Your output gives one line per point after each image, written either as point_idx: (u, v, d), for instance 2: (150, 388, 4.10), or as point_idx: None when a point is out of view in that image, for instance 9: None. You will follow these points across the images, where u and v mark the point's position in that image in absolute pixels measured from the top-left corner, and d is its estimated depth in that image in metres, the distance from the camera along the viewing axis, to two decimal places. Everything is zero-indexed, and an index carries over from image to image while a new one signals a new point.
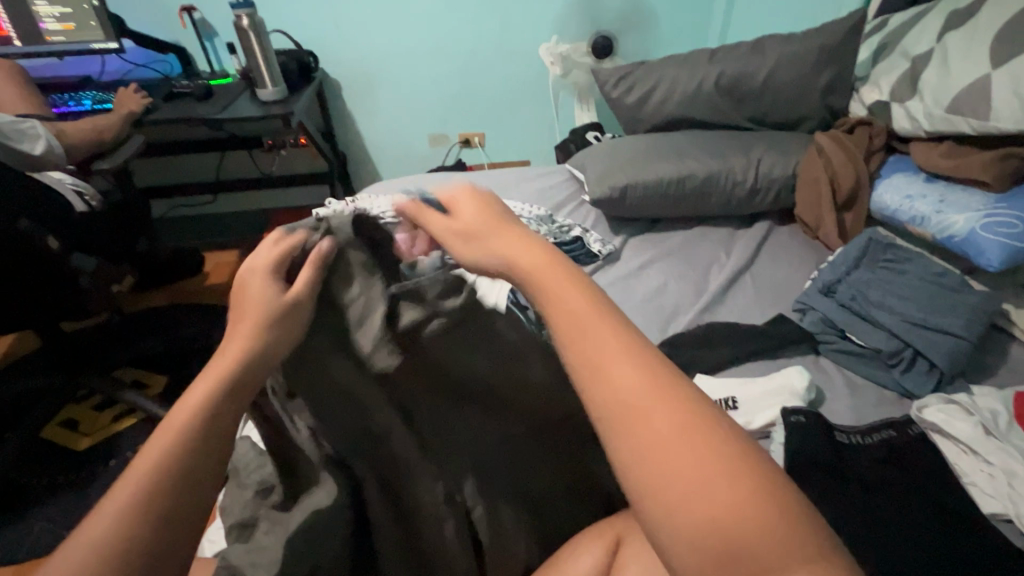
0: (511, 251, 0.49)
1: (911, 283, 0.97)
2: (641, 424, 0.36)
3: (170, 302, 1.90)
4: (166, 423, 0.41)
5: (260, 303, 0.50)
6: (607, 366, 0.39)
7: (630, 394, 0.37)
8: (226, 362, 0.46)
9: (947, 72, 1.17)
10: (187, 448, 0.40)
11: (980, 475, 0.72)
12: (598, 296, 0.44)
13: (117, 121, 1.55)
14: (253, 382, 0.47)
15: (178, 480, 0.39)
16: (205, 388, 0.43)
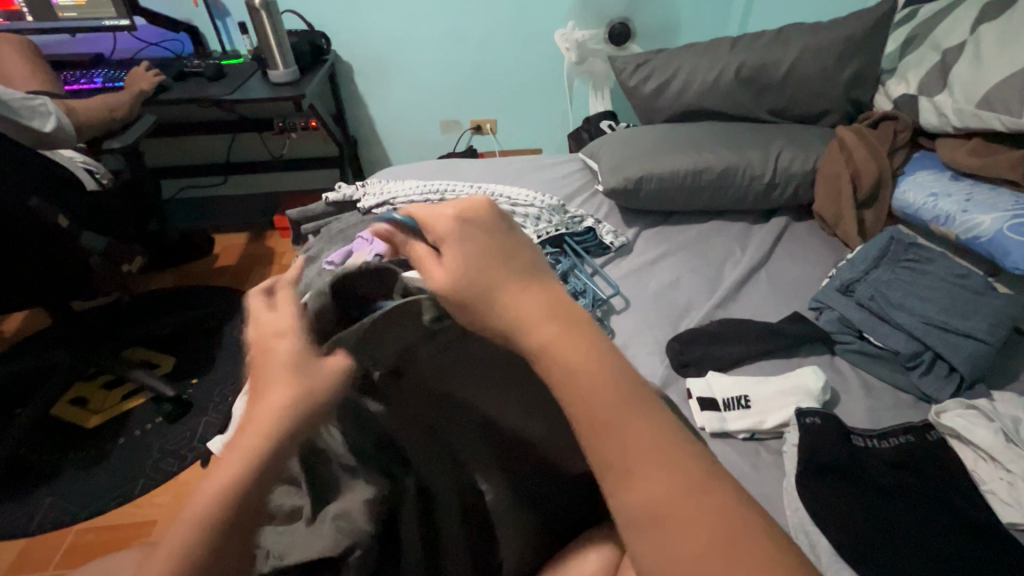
0: (518, 316, 0.47)
1: (934, 284, 0.95)
2: (642, 500, 0.39)
3: (179, 283, 1.90)
4: (189, 513, 0.41)
5: (290, 380, 0.45)
6: (609, 435, 0.40)
7: (644, 492, 0.39)
8: (264, 428, 0.43)
9: (980, 66, 1.13)
10: (210, 531, 0.41)
11: (998, 482, 0.70)
12: (616, 373, 0.43)
13: (128, 100, 1.54)
14: (279, 466, 0.44)
15: (207, 556, 0.40)
16: (233, 477, 0.42)
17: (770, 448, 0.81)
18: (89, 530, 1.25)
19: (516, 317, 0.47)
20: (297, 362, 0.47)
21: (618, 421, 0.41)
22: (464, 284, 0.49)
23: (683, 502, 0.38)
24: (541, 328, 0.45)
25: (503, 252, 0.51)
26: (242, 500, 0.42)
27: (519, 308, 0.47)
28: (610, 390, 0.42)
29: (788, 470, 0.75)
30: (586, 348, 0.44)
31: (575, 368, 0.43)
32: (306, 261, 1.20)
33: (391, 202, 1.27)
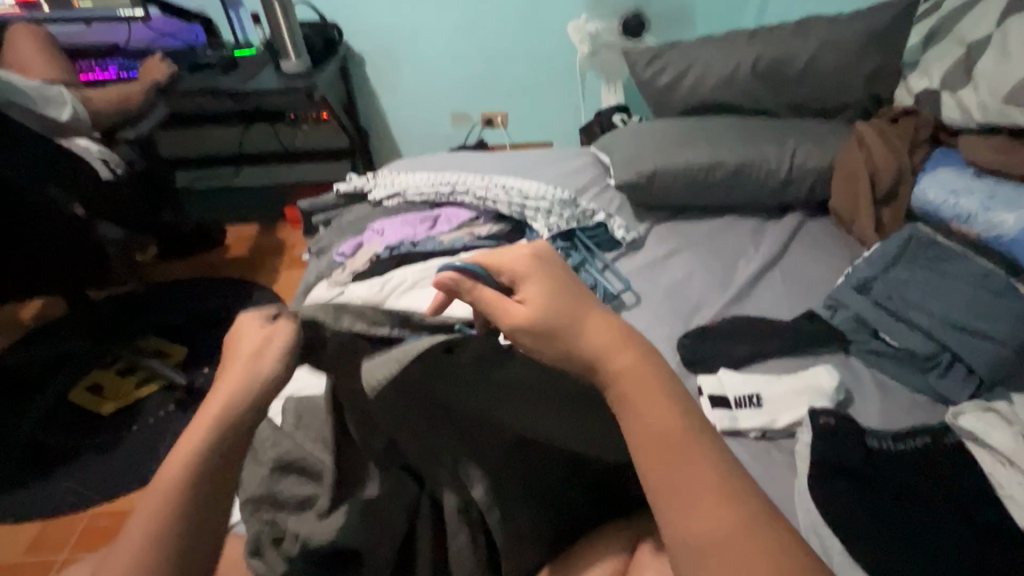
0: (595, 350, 0.46)
1: (954, 284, 0.93)
2: (700, 534, 0.38)
3: (191, 273, 1.92)
4: (157, 478, 0.43)
5: (244, 355, 0.49)
6: (678, 469, 0.40)
7: (708, 531, 0.38)
8: (220, 407, 0.46)
9: (1006, 61, 1.10)
10: (178, 496, 0.42)
11: (1017, 487, 0.69)
12: (688, 414, 0.43)
13: (142, 90, 1.55)
14: (245, 432, 0.46)
15: (181, 517, 0.41)
16: (195, 441, 0.44)
17: (782, 448, 0.80)
18: (102, 514, 1.27)
19: (595, 347, 0.46)
20: (258, 342, 0.50)
21: (690, 457, 0.40)
22: (539, 313, 0.49)
23: (750, 541, 0.37)
24: (619, 356, 0.45)
25: (571, 283, 0.52)
26: (221, 456, 0.44)
27: (586, 338, 0.47)
28: (677, 423, 0.42)
29: (800, 470, 0.74)
30: (656, 388, 0.44)
31: (644, 398, 0.43)
32: (317, 252, 1.20)
33: (402, 195, 1.27)
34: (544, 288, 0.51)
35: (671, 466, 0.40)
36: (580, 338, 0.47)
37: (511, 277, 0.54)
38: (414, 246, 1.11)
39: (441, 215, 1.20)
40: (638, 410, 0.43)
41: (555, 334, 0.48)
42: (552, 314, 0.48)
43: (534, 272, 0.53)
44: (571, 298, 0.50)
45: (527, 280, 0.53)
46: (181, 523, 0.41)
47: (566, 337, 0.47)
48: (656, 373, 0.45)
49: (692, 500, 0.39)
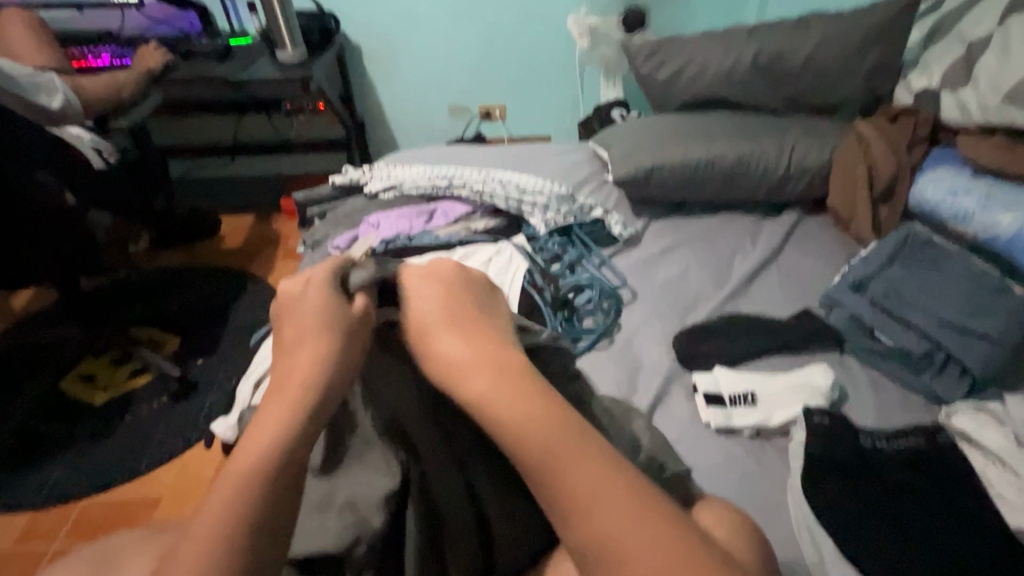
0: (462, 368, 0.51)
1: (950, 284, 0.92)
2: (604, 517, 0.41)
3: (184, 264, 1.90)
4: (245, 448, 0.46)
5: (320, 323, 0.53)
6: (560, 469, 0.43)
7: (601, 511, 0.41)
8: (303, 377, 0.50)
9: (1007, 60, 1.09)
10: (269, 462, 0.45)
11: (1008, 486, 0.69)
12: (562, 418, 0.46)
13: (136, 77, 1.53)
14: (327, 402, 0.50)
15: (272, 481, 0.44)
16: (283, 411, 0.48)
17: (777, 446, 0.80)
18: (94, 505, 1.27)
19: (462, 367, 0.51)
20: (325, 315, 0.54)
21: (565, 457, 0.44)
22: (429, 330, 0.54)
23: (642, 519, 0.40)
24: (482, 377, 0.49)
25: (465, 301, 0.57)
26: (308, 423, 0.48)
27: (450, 347, 0.52)
28: (550, 424, 0.46)
29: (794, 468, 0.74)
30: (529, 399, 0.47)
31: (506, 402, 0.47)
32: (312, 244, 1.19)
33: (398, 187, 1.25)
34: (440, 303, 0.56)
35: (551, 473, 0.44)
36: (447, 348, 0.52)
37: (416, 298, 0.58)
38: (410, 239, 1.10)
39: (437, 209, 1.19)
40: (500, 419, 0.47)
41: (431, 349, 0.54)
42: (433, 333, 0.54)
43: (435, 285, 0.58)
44: (463, 322, 0.54)
45: (426, 296, 0.57)
46: (269, 487, 0.44)
47: (438, 350, 0.53)
48: (530, 381, 0.49)
49: (590, 502, 0.42)
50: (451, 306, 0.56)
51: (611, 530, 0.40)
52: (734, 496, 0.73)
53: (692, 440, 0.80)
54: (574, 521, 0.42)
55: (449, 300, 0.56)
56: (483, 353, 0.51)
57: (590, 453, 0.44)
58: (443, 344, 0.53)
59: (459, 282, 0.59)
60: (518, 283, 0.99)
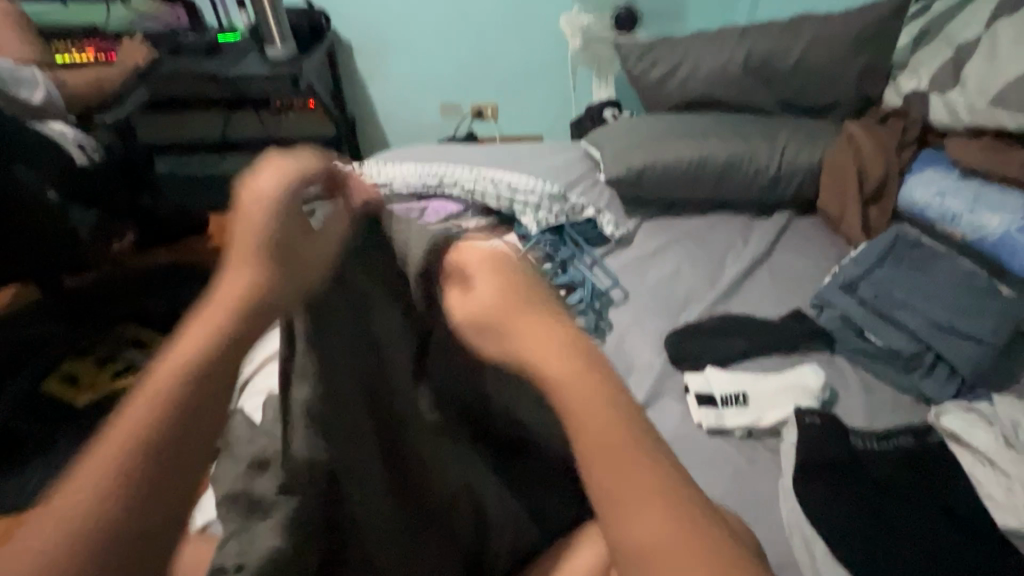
0: (532, 352, 0.43)
1: (940, 284, 0.93)
2: (642, 543, 0.39)
3: (171, 262, 1.87)
4: (142, 387, 0.36)
5: (249, 246, 0.41)
6: (609, 464, 0.40)
7: (650, 536, 0.39)
8: (208, 322, 0.38)
9: (994, 63, 1.10)
10: (160, 414, 0.35)
11: (996, 485, 0.70)
12: (631, 424, 0.42)
13: (120, 73, 1.50)
14: (233, 359, 0.38)
15: (158, 447, 0.34)
16: (182, 357, 0.37)
17: (767, 445, 0.80)
18: None
19: (528, 356, 0.44)
20: (262, 232, 0.41)
21: (616, 459, 0.41)
22: (488, 299, 0.46)
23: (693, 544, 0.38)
24: (556, 367, 0.43)
25: (528, 278, 0.47)
26: (201, 376, 0.37)
27: (523, 335, 0.44)
28: (612, 435, 0.41)
29: (785, 470, 0.73)
30: (599, 401, 0.42)
31: (568, 401, 0.42)
32: None
33: (389, 185, 1.24)
34: (503, 284, 0.46)
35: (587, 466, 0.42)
36: (519, 344, 0.44)
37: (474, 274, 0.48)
38: None
39: (428, 207, 1.18)
40: (566, 419, 0.42)
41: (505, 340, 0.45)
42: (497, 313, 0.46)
43: (495, 266, 0.47)
44: (527, 296, 0.45)
45: (485, 279, 0.46)
46: (148, 451, 0.34)
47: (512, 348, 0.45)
48: (602, 380, 0.43)
49: (627, 491, 0.40)
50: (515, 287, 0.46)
51: (653, 540, 0.38)
52: (725, 495, 0.73)
53: (682, 440, 0.80)
54: (612, 521, 0.40)
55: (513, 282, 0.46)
56: (558, 341, 0.44)
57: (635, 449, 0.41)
58: (517, 337, 0.44)
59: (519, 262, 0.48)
60: None
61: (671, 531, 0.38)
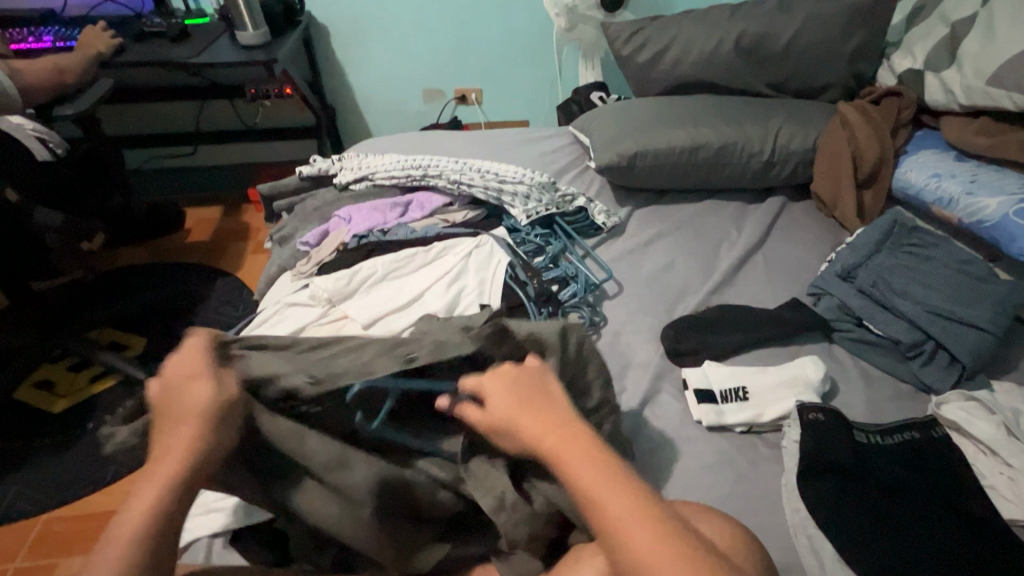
0: (494, 388, 0.58)
1: (937, 271, 0.91)
2: None
3: (146, 261, 1.79)
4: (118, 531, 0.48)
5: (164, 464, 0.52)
6: (628, 537, 0.46)
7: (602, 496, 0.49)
8: (153, 491, 0.50)
9: (991, 41, 1.07)
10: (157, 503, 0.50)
11: (999, 477, 0.69)
12: (567, 421, 0.55)
13: (81, 63, 1.44)
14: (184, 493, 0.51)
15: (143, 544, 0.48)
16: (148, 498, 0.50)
17: (768, 442, 0.78)
18: (60, 519, 1.19)
19: (496, 394, 0.57)
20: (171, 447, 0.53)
21: (625, 514, 0.47)
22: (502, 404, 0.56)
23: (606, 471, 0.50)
24: (502, 389, 0.58)
25: (520, 375, 0.59)
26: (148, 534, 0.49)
27: (500, 390, 0.57)
28: (563, 434, 0.53)
29: (786, 466, 0.72)
30: (549, 417, 0.54)
31: None
32: (279, 240, 1.14)
33: (370, 177, 1.20)
34: (496, 372, 0.59)
35: (591, 508, 0.49)
36: (563, 454, 0.52)
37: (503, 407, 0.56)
38: (384, 234, 1.06)
39: (412, 201, 1.15)
40: None
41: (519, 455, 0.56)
42: (539, 429, 0.54)
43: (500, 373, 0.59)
44: (518, 386, 0.58)
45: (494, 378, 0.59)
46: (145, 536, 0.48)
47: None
48: (553, 409, 0.56)
49: (643, 554, 0.45)
50: (528, 406, 0.56)
51: (607, 499, 0.48)
52: (724, 498, 0.71)
53: (683, 438, 0.78)
54: None
55: (530, 394, 0.57)
56: (585, 460, 0.51)
57: (647, 513, 0.47)
58: (524, 416, 0.55)
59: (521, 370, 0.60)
60: (501, 277, 0.94)
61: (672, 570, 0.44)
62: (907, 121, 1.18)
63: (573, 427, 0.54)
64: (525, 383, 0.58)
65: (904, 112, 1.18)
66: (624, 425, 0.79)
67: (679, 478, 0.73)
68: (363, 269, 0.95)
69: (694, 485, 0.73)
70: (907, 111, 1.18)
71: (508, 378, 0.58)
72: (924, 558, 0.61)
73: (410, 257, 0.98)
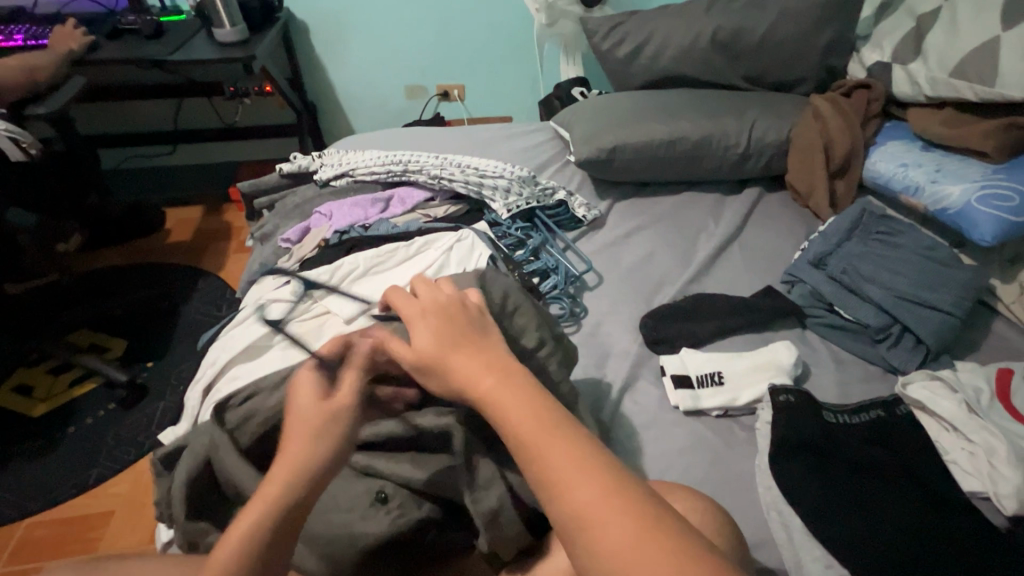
0: (423, 325, 0.55)
1: (904, 257, 0.95)
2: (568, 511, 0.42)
3: (125, 263, 1.76)
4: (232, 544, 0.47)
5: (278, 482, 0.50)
6: (548, 464, 0.44)
7: (524, 429, 0.46)
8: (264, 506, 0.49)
9: (954, 35, 1.11)
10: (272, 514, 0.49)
11: (960, 452, 0.72)
12: (496, 357, 0.52)
13: (53, 61, 1.41)
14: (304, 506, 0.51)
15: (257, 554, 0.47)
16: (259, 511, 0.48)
17: (743, 425, 0.81)
18: (43, 524, 1.18)
19: (422, 330, 0.55)
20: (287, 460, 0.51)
21: (548, 444, 0.45)
22: (428, 342, 0.54)
23: (532, 404, 0.48)
24: (427, 325, 0.55)
25: (457, 313, 0.57)
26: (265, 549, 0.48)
27: (429, 327, 0.55)
28: (488, 368, 0.50)
29: (759, 448, 0.74)
30: (475, 352, 0.52)
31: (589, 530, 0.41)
32: (260, 237, 1.14)
33: (351, 174, 1.21)
34: (431, 307, 0.57)
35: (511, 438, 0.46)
36: (484, 385, 0.49)
37: (426, 341, 0.54)
38: (366, 229, 1.06)
39: (393, 196, 1.15)
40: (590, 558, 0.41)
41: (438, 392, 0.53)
42: (464, 365, 0.51)
43: (434, 312, 0.56)
44: (448, 324, 0.55)
45: (426, 314, 0.56)
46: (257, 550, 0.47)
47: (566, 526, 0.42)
48: (481, 345, 0.53)
49: (564, 481, 0.43)
50: (457, 342, 0.53)
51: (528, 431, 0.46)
52: (700, 480, 0.73)
53: (661, 423, 0.80)
54: None
55: (461, 331, 0.54)
56: (511, 395, 0.48)
57: (570, 444, 0.45)
58: (452, 352, 0.52)
59: (457, 308, 0.57)
60: (482, 270, 0.95)
61: (594, 498, 0.42)
62: (876, 113, 1.21)
63: (503, 362, 0.52)
64: (458, 319, 0.55)
65: (873, 104, 1.21)
66: (604, 412, 0.81)
67: (659, 462, 0.75)
68: (345, 265, 0.96)
69: (672, 467, 0.75)
70: (876, 103, 1.21)
71: (438, 315, 0.56)
72: (889, 531, 0.63)
73: (391, 252, 0.98)
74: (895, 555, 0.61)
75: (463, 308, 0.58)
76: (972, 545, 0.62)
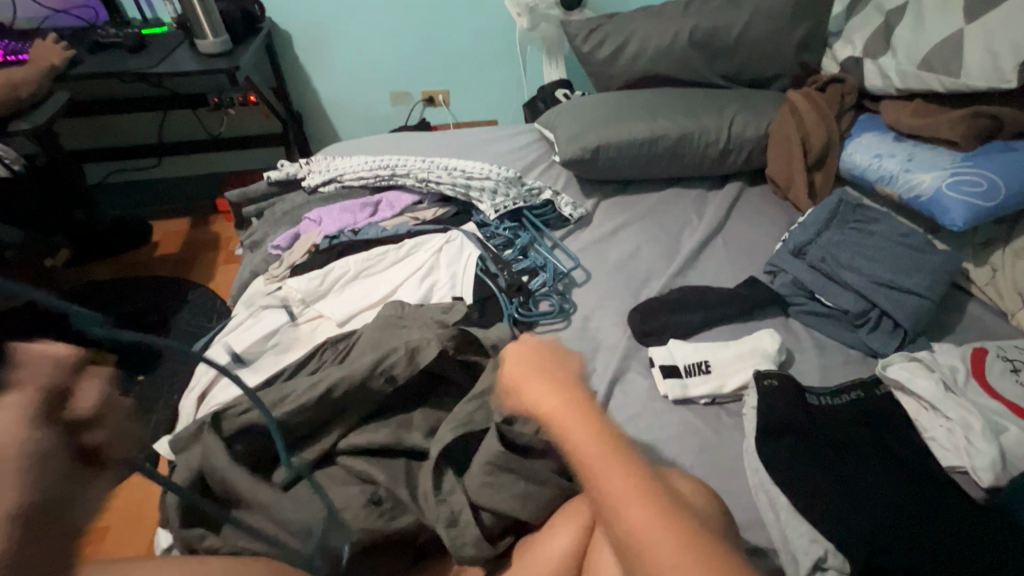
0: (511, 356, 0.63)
1: (880, 244, 0.98)
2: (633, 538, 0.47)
3: (112, 277, 1.75)
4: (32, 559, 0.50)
5: None
6: (605, 487, 0.50)
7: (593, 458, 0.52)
8: None
9: (921, 29, 1.15)
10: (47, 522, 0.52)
11: (939, 429, 0.75)
12: (569, 391, 0.58)
13: (34, 76, 1.41)
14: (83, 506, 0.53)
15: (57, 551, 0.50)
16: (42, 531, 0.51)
17: (731, 411, 0.83)
18: None
19: (508, 363, 0.63)
20: None
21: (614, 475, 0.50)
22: (511, 373, 0.62)
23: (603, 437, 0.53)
24: (511, 360, 0.63)
25: (539, 350, 0.63)
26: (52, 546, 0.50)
27: (510, 361, 0.63)
28: (562, 403, 0.57)
29: (747, 432, 0.77)
30: (547, 383, 0.59)
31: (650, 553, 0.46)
32: (251, 245, 1.14)
33: (339, 179, 1.22)
34: (520, 347, 0.64)
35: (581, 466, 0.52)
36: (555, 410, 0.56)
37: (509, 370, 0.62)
38: (355, 234, 1.07)
39: (382, 200, 1.16)
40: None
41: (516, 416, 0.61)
42: (546, 398, 0.58)
43: (520, 347, 0.64)
44: (534, 361, 0.62)
45: (515, 349, 0.63)
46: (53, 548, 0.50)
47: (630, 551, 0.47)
48: (555, 380, 0.59)
49: (620, 503, 0.49)
50: (537, 375, 0.60)
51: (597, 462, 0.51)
52: (692, 465, 0.75)
53: (652, 412, 0.82)
54: None
55: (535, 365, 0.61)
56: (577, 418, 0.55)
57: (629, 470, 0.50)
58: (531, 385, 0.59)
59: (544, 347, 0.64)
60: (472, 270, 0.97)
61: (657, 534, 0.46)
62: (850, 107, 1.25)
63: (575, 395, 0.58)
64: (540, 355, 0.63)
65: (847, 98, 1.25)
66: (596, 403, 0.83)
67: (651, 450, 0.77)
68: (336, 269, 0.97)
69: (664, 455, 0.77)
70: (849, 98, 1.25)
71: (518, 353, 0.63)
72: (871, 505, 0.65)
73: (381, 255, 1.00)
74: (877, 527, 0.63)
75: (537, 343, 0.64)
76: (952, 517, 0.64)
